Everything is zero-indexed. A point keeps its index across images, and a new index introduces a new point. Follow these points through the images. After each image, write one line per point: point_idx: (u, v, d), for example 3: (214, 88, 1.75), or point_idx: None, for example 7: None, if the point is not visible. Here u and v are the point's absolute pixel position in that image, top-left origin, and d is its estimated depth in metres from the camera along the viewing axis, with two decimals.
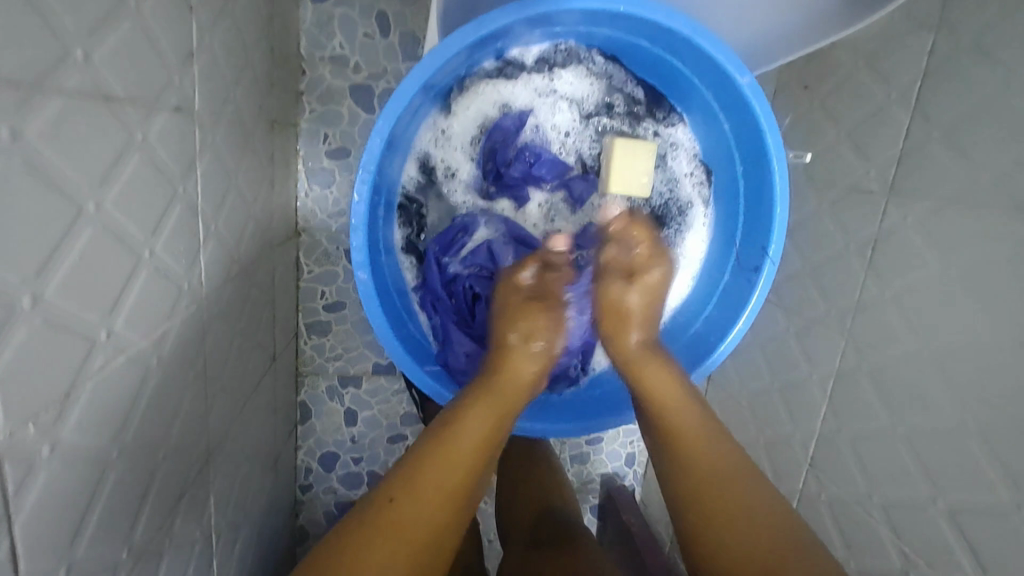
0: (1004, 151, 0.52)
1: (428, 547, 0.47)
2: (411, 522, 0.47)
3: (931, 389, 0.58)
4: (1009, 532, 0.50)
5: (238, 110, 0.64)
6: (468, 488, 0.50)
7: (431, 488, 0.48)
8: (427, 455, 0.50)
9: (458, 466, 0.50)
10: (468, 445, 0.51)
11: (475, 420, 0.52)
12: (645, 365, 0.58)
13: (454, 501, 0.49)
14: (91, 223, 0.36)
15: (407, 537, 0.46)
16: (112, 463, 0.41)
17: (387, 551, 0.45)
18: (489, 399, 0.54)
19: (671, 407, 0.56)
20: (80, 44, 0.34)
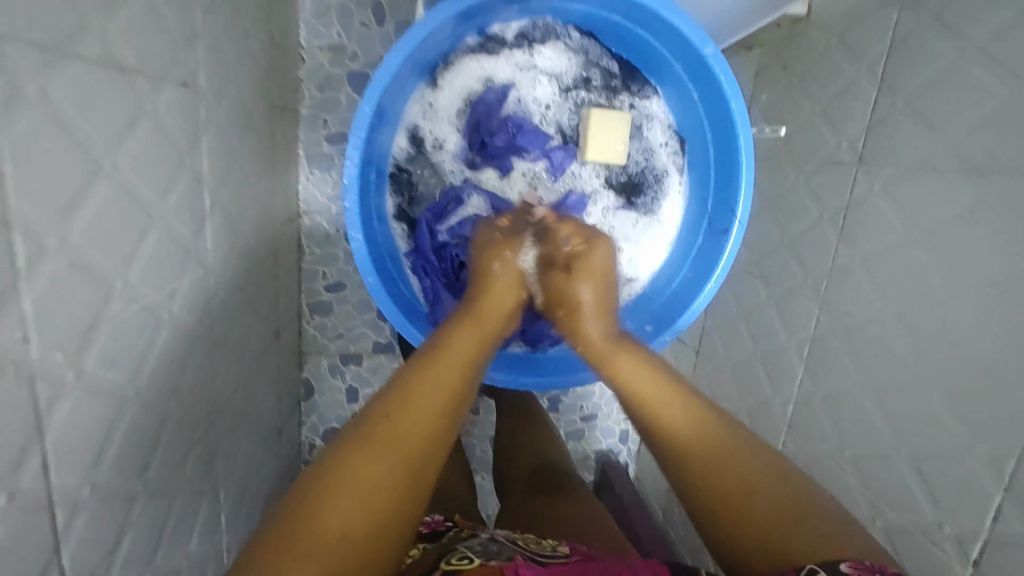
0: (958, 116, 0.55)
1: (425, 449, 0.48)
2: (407, 428, 0.48)
3: (895, 345, 0.61)
4: (963, 472, 0.53)
5: (239, 91, 0.67)
6: (458, 402, 0.52)
7: (425, 403, 0.50)
8: (417, 375, 0.51)
9: (448, 382, 0.51)
10: (454, 364, 0.53)
11: (461, 345, 0.54)
12: (612, 357, 0.57)
13: (447, 413, 0.51)
14: (107, 179, 0.40)
15: (401, 445, 0.47)
16: (129, 402, 0.45)
17: (381, 458, 0.46)
18: (473, 325, 0.56)
19: (633, 394, 0.55)
20: (95, 17, 0.38)
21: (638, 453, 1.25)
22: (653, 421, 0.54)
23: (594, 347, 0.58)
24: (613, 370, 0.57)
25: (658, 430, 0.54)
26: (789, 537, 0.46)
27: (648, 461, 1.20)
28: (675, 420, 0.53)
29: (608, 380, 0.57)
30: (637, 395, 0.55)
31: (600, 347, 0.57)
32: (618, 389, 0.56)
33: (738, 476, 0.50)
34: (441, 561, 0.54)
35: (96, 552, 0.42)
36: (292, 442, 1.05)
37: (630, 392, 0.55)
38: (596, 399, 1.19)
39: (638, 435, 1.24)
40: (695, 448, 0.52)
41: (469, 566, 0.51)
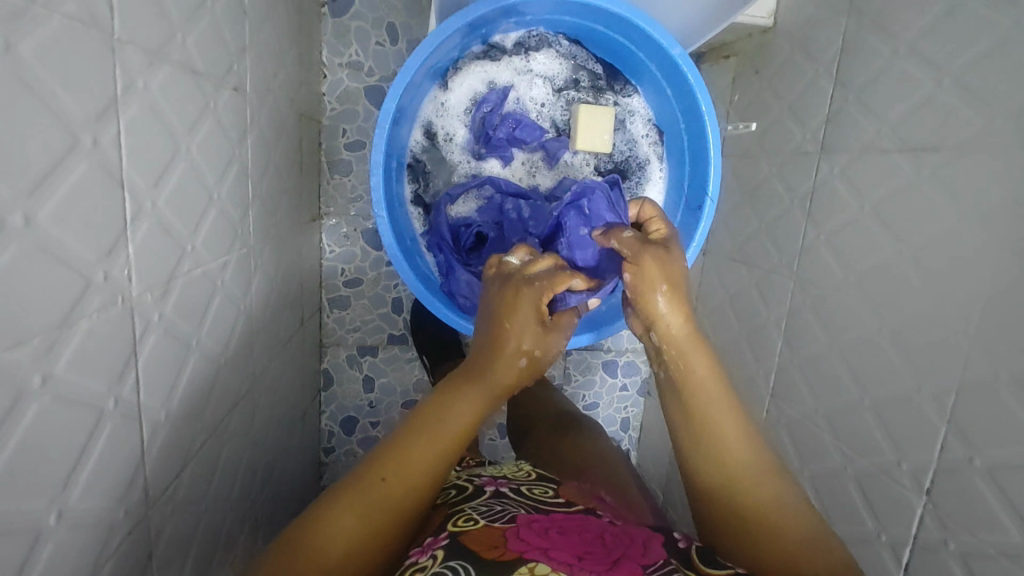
0: (898, 104, 0.64)
1: (406, 516, 0.51)
2: (392, 500, 0.50)
3: (856, 308, 0.69)
4: (916, 412, 0.60)
5: (275, 99, 0.78)
6: (442, 472, 0.53)
7: (411, 478, 0.51)
8: (412, 446, 0.52)
9: (440, 454, 0.52)
10: (450, 438, 0.53)
11: (463, 414, 0.53)
12: (688, 353, 0.55)
13: (429, 485, 0.52)
14: (183, 160, 0.49)
15: (382, 518, 0.50)
16: (193, 350, 0.53)
17: (366, 525, 0.49)
18: (476, 393, 0.54)
19: (694, 386, 0.55)
20: (180, 30, 0.47)
21: (639, 440, 1.31)
22: (699, 420, 0.55)
23: (673, 340, 0.55)
24: (686, 368, 0.55)
25: (706, 427, 0.55)
26: (790, 531, 0.52)
27: (649, 447, 1.27)
28: (726, 422, 0.55)
29: (673, 373, 0.56)
30: (698, 388, 0.55)
31: (674, 344, 0.55)
32: (683, 379, 0.55)
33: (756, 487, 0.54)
34: (448, 522, 0.59)
35: (168, 471, 0.49)
36: (313, 427, 1.12)
37: (694, 388, 0.55)
38: (598, 388, 1.26)
39: (638, 423, 1.31)
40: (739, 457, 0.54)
41: (474, 527, 0.56)
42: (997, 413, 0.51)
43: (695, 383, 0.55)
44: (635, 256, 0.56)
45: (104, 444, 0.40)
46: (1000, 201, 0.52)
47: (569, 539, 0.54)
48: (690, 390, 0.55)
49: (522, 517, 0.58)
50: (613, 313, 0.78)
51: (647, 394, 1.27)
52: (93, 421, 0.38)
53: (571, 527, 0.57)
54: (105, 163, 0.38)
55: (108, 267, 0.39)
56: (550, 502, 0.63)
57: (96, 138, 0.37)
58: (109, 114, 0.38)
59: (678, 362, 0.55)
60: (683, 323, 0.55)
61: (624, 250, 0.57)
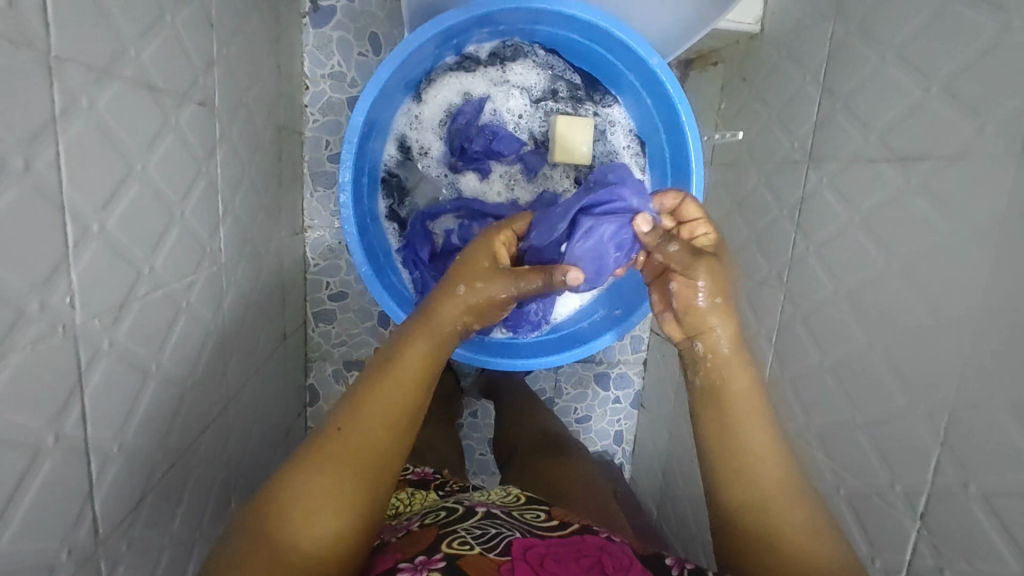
0: (887, 111, 0.62)
1: (381, 459, 0.50)
2: (361, 444, 0.49)
3: (847, 321, 0.66)
4: (909, 432, 0.57)
5: (250, 112, 0.76)
6: (407, 412, 0.52)
7: (374, 417, 0.50)
8: (371, 390, 0.51)
9: (399, 395, 0.51)
10: (407, 378, 0.52)
11: (412, 354, 0.53)
12: (730, 363, 0.55)
13: (394, 431, 0.51)
14: (138, 180, 0.47)
15: (351, 462, 0.48)
16: (152, 373, 0.51)
17: (332, 472, 0.48)
18: (429, 328, 0.54)
19: (730, 398, 0.54)
20: (133, 44, 0.46)
21: (633, 454, 1.28)
22: (734, 438, 0.53)
23: (713, 346, 0.55)
24: (725, 379, 0.55)
25: (736, 445, 0.53)
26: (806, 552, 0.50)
27: (643, 461, 1.24)
28: (758, 440, 0.53)
29: (715, 382, 0.55)
30: (733, 399, 0.54)
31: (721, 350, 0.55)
32: (721, 390, 0.55)
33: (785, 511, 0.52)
34: (441, 543, 0.57)
35: (123, 502, 0.47)
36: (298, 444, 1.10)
37: (733, 397, 0.54)
38: (590, 401, 1.24)
39: (632, 436, 1.28)
40: (765, 479, 0.52)
41: (471, 553, 0.55)
42: (990, 435, 0.49)
43: (734, 394, 0.54)
44: (685, 268, 0.55)
45: (43, 480, 0.38)
46: (990, 213, 0.50)
47: (566, 570, 0.53)
48: (727, 399, 0.54)
49: (518, 544, 0.57)
50: (597, 328, 0.77)
51: (641, 407, 1.25)
52: (28, 459, 0.36)
53: (568, 555, 0.56)
54: (42, 186, 0.36)
55: (45, 295, 0.37)
56: (546, 527, 0.62)
57: (30, 161, 0.35)
58: (45, 136, 0.36)
59: (719, 372, 0.55)
60: (731, 330, 0.54)
61: (675, 259, 0.57)
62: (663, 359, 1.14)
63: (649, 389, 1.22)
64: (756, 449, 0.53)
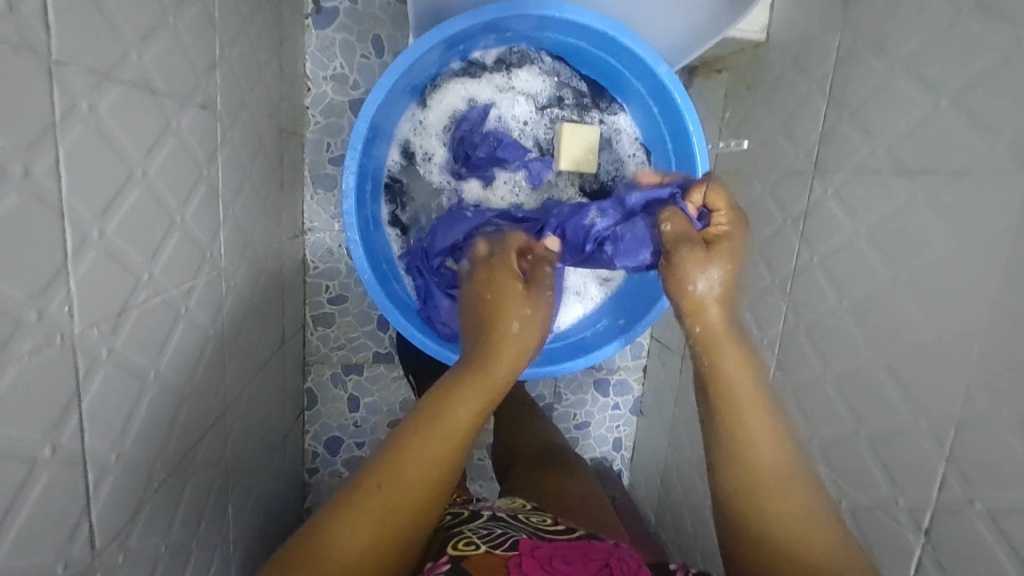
0: (894, 123, 0.62)
1: (419, 515, 0.49)
2: (401, 503, 0.48)
3: (851, 334, 0.66)
4: (914, 447, 0.57)
5: (252, 114, 0.75)
6: (447, 471, 0.50)
7: (415, 478, 0.48)
8: (415, 447, 0.49)
9: (444, 455, 0.49)
10: (452, 436, 0.49)
11: (460, 413, 0.50)
12: (721, 344, 0.53)
13: (435, 488, 0.49)
14: (138, 185, 0.47)
15: (387, 520, 0.47)
16: (150, 381, 0.50)
17: (368, 528, 0.47)
18: (476, 385, 0.51)
19: (728, 392, 0.52)
20: (135, 48, 0.45)
21: (632, 460, 1.28)
22: (736, 441, 0.51)
23: (710, 336, 0.53)
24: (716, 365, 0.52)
25: (734, 429, 0.51)
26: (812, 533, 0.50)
27: (642, 468, 1.24)
28: (761, 435, 0.51)
29: (704, 365, 0.53)
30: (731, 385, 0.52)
31: (717, 336, 0.53)
32: (711, 375, 0.53)
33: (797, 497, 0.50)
34: (447, 546, 0.56)
35: (119, 512, 0.46)
36: (295, 448, 1.09)
37: (721, 381, 0.52)
38: (589, 407, 1.23)
39: (631, 443, 1.28)
40: (771, 465, 0.51)
41: (475, 552, 0.54)
42: (997, 453, 0.49)
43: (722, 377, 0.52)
44: (672, 247, 0.56)
45: (38, 495, 0.37)
46: (998, 229, 0.50)
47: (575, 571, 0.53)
48: (716, 385, 0.52)
49: (525, 542, 0.56)
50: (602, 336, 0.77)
51: (640, 413, 1.24)
52: (23, 471, 0.35)
53: (575, 556, 0.55)
54: (42, 193, 0.35)
55: (42, 304, 0.36)
56: (551, 530, 0.61)
57: (29, 167, 0.34)
58: (45, 141, 0.35)
59: (708, 354, 0.53)
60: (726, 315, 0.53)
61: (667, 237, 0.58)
62: (664, 366, 1.14)
63: (649, 395, 1.21)
64: (758, 435, 0.51)
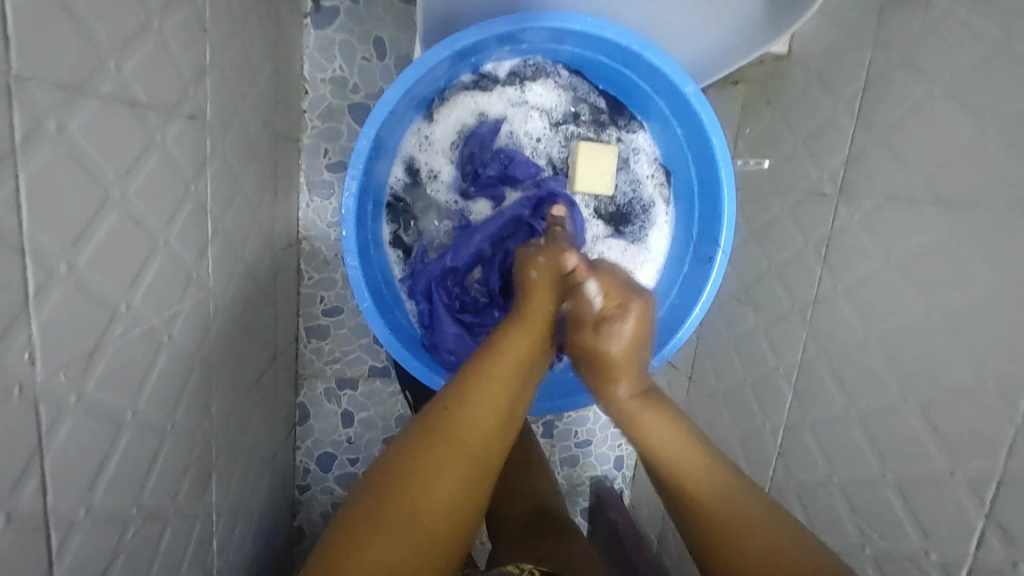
0: (934, 149, 0.58)
1: (488, 443, 0.49)
2: (472, 421, 0.49)
3: (879, 371, 0.62)
4: (950, 499, 0.53)
5: (245, 122, 0.71)
6: (517, 398, 0.53)
7: (493, 406, 0.51)
8: (480, 370, 0.53)
9: (507, 375, 0.53)
10: (512, 359, 0.54)
11: (514, 340, 0.56)
12: (639, 415, 0.59)
13: (505, 414, 0.52)
14: (115, 208, 0.42)
15: (475, 448, 0.48)
16: (127, 422, 0.46)
17: (456, 455, 0.47)
18: (527, 329, 0.58)
19: (663, 448, 0.56)
20: (112, 57, 0.40)
21: (633, 479, 1.24)
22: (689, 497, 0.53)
23: (623, 404, 0.61)
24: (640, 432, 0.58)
25: (682, 485, 0.54)
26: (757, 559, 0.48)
27: (643, 488, 1.20)
28: (701, 475, 0.54)
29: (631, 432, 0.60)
30: (661, 447, 0.57)
31: (627, 406, 0.61)
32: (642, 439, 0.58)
33: (750, 537, 0.49)
34: None
35: (89, 570, 0.42)
36: (286, 466, 1.05)
37: (656, 449, 0.57)
38: (591, 425, 1.20)
39: (633, 461, 1.24)
40: (705, 488, 0.53)
41: None
42: None
43: (650, 441, 0.57)
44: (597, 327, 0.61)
45: None
46: None
47: None
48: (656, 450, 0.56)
49: None
50: None
51: None
52: None
53: None
54: None
55: None
56: None
57: None
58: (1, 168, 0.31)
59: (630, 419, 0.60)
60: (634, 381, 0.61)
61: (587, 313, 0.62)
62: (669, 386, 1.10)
63: None
64: (685, 466, 0.55)
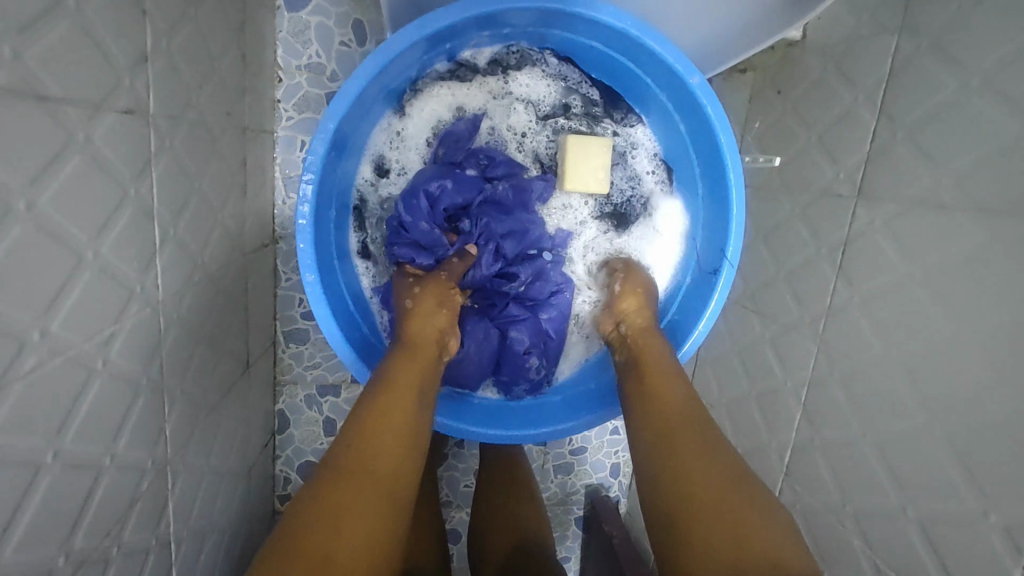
0: (967, 149, 0.51)
1: (397, 480, 0.45)
2: (371, 459, 0.45)
3: (900, 394, 0.56)
4: (981, 542, 0.48)
5: (203, 114, 0.64)
6: (418, 424, 0.50)
7: (390, 435, 0.47)
8: (375, 406, 0.49)
9: (403, 405, 0.50)
10: (406, 387, 0.51)
11: (404, 368, 0.53)
12: (647, 338, 0.61)
13: (410, 444, 0.48)
14: (21, 221, 0.36)
15: (382, 486, 0.44)
16: (46, 465, 0.40)
17: (365, 495, 0.43)
18: (412, 356, 0.55)
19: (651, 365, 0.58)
20: (8, 42, 0.34)
21: (630, 487, 1.19)
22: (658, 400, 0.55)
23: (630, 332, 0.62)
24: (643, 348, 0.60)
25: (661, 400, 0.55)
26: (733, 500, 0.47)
27: (640, 497, 1.15)
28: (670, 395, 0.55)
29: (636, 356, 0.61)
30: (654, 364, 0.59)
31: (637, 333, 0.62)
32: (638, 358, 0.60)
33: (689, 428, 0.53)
34: None
35: None
36: (264, 477, 0.99)
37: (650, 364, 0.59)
38: (586, 432, 1.14)
39: (630, 469, 1.19)
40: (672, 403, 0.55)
41: None
42: None
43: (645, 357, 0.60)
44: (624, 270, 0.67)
45: None
46: None
47: None
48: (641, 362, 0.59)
49: None
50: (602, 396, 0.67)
51: None
52: None
53: None
54: None
55: None
56: None
57: None
58: None
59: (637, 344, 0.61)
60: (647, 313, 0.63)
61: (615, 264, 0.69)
62: None
63: None
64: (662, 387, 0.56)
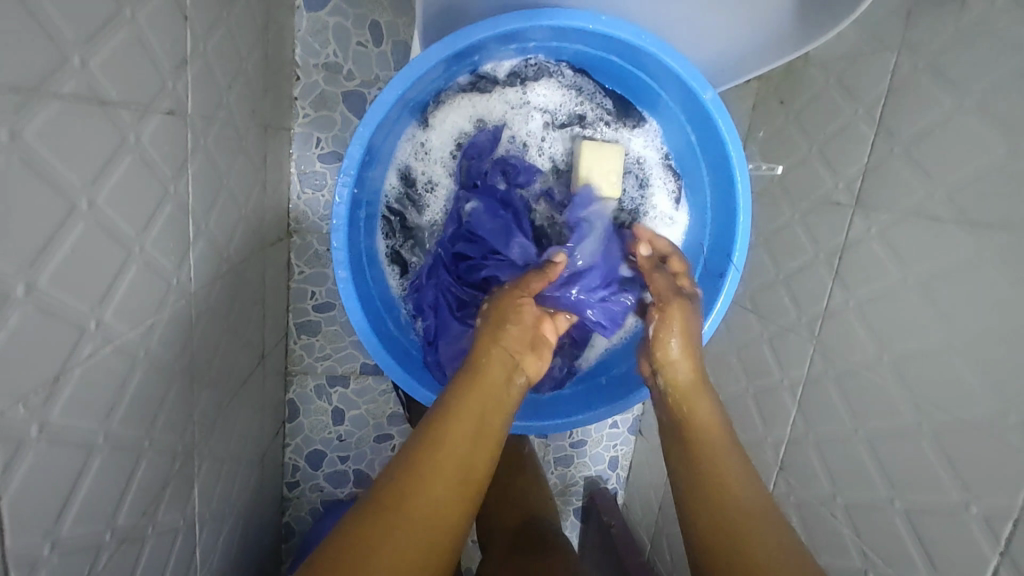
0: (959, 164, 0.55)
1: (440, 518, 0.46)
2: (418, 497, 0.46)
3: (891, 392, 0.60)
4: (962, 531, 0.52)
5: (231, 113, 0.66)
6: (471, 466, 0.50)
7: (440, 475, 0.48)
8: (431, 441, 0.50)
9: (460, 443, 0.50)
10: (466, 424, 0.51)
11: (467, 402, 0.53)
12: (696, 396, 0.60)
13: (460, 484, 0.49)
14: (84, 218, 0.39)
15: (424, 528, 0.45)
16: (98, 446, 0.43)
17: (405, 533, 0.44)
18: (476, 391, 0.54)
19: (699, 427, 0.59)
20: (77, 51, 0.36)
21: (627, 480, 1.23)
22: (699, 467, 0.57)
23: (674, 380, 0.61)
24: (689, 408, 0.60)
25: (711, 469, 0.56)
26: (770, 554, 0.50)
27: (637, 489, 1.18)
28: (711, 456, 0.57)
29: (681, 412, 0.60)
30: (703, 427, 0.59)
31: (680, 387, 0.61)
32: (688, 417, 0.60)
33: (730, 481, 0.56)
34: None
35: None
36: (274, 464, 1.02)
37: (700, 427, 0.59)
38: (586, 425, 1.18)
39: (627, 462, 1.23)
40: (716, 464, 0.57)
41: None
42: None
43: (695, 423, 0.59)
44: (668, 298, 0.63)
45: None
46: None
47: None
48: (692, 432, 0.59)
49: None
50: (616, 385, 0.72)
51: (639, 432, 1.19)
52: None
53: None
54: None
55: None
56: None
57: None
58: None
59: (683, 404, 0.60)
60: (691, 365, 0.61)
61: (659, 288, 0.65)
62: None
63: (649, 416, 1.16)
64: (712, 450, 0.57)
